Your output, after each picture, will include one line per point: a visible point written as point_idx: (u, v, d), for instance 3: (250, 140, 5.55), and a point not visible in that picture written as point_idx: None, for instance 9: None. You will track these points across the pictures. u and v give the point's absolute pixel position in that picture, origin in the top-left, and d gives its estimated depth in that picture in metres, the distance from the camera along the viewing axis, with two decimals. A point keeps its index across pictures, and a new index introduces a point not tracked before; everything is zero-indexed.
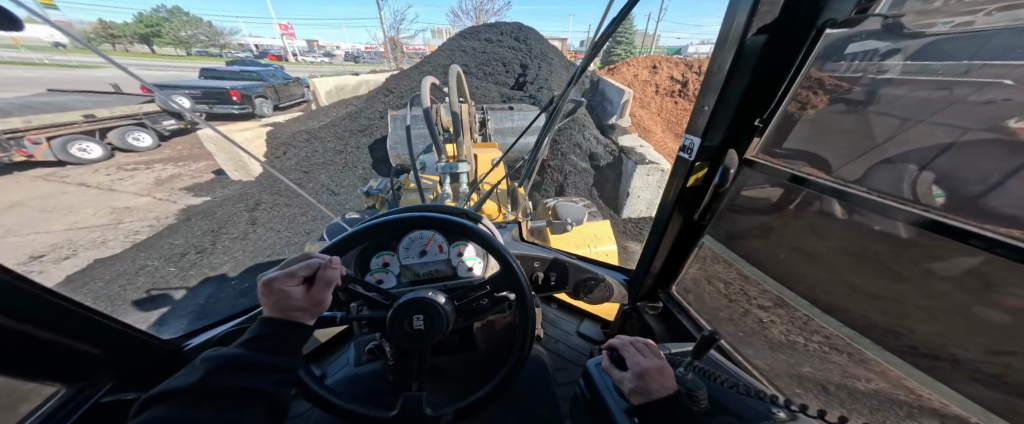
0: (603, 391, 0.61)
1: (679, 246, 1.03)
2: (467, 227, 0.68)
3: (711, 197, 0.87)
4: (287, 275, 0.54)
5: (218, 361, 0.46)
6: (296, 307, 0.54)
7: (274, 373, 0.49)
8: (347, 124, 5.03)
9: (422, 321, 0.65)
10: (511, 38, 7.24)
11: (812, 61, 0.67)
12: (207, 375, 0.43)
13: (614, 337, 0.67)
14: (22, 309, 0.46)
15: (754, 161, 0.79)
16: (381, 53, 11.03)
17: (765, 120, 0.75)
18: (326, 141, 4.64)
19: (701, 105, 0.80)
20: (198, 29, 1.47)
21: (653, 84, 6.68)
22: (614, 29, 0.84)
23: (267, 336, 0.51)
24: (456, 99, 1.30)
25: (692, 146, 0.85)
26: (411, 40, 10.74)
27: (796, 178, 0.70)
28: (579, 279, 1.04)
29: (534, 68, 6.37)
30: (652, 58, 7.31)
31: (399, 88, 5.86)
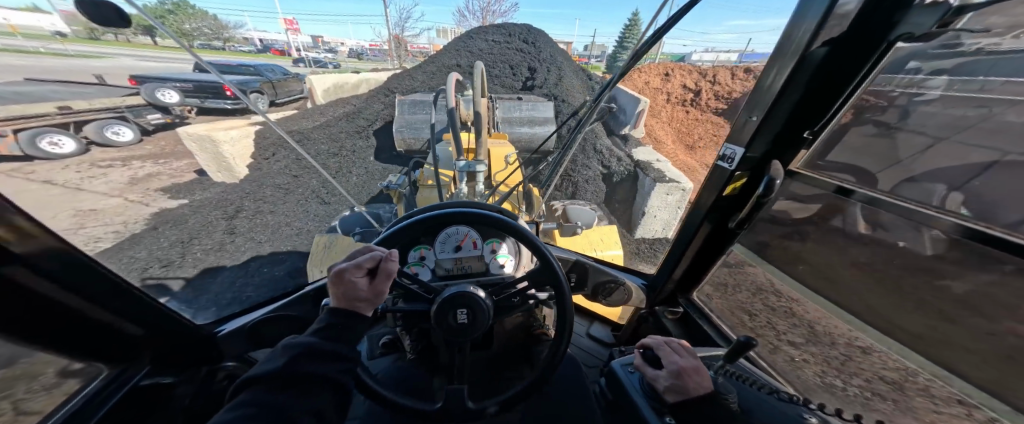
0: (630, 390, 0.63)
1: (705, 253, 1.01)
2: (508, 223, 0.69)
3: (752, 208, 0.81)
4: (355, 268, 0.54)
5: (297, 348, 0.47)
6: (360, 298, 0.54)
7: (344, 363, 0.50)
8: (350, 122, 5.00)
9: (466, 315, 0.66)
10: (518, 40, 7.27)
11: (876, 73, 0.65)
12: (288, 364, 0.45)
13: (647, 336, 0.67)
14: (81, 286, 0.48)
15: (798, 173, 0.78)
16: (385, 51, 10.98)
17: (815, 132, 0.73)
18: (331, 138, 4.63)
19: (748, 117, 0.80)
20: (205, 23, 1.46)
21: (666, 93, 6.61)
22: (646, 51, 0.88)
23: (333, 326, 0.51)
24: (478, 94, 1.30)
25: (732, 156, 0.84)
26: (415, 39, 10.76)
27: (842, 191, 0.71)
28: (599, 281, 1.03)
29: (542, 72, 6.39)
30: (664, 66, 7.17)
31: (401, 87, 5.85)
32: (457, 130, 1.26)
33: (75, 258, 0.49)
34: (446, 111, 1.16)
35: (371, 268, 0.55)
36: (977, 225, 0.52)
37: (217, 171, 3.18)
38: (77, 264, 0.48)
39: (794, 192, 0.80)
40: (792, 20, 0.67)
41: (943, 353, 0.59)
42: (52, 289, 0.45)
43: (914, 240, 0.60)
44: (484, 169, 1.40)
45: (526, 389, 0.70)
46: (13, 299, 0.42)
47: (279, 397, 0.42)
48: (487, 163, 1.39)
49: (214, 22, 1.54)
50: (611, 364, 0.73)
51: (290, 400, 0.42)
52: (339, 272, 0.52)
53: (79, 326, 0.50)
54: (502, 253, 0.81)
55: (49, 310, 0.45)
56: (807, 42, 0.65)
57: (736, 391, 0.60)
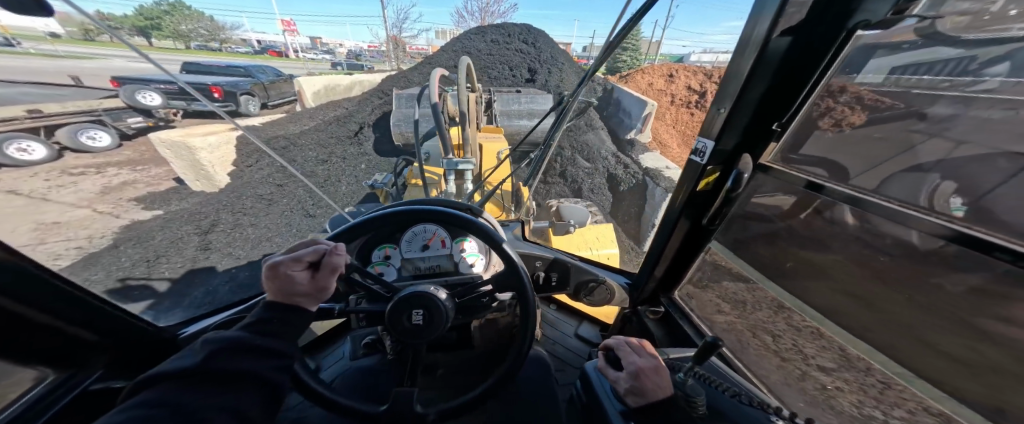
0: (601, 395, 0.62)
1: (685, 251, 1.02)
2: (470, 221, 0.68)
3: (722, 203, 0.86)
4: (293, 261, 0.55)
5: (220, 342, 0.45)
6: (298, 291, 0.55)
7: (274, 359, 0.48)
8: (348, 123, 4.97)
9: (421, 316, 0.65)
10: (518, 40, 7.27)
11: (836, 65, 0.64)
12: (206, 358, 0.42)
13: (609, 337, 0.67)
14: (25, 295, 0.46)
15: (769, 167, 0.77)
16: (384, 52, 10.97)
17: (784, 123, 0.73)
18: (328, 139, 4.60)
19: (717, 109, 0.79)
20: (200, 23, 1.46)
21: (669, 95, 6.53)
22: (621, 41, 0.88)
23: (268, 321, 0.51)
24: (463, 85, 1.27)
25: (705, 149, 0.84)
26: (413, 39, 10.74)
27: (812, 185, 0.70)
28: (580, 280, 1.03)
29: (542, 74, 6.40)
30: (670, 67, 7.05)
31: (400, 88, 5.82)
32: (444, 128, 1.26)
33: (23, 267, 0.46)
34: (430, 108, 1.16)
35: (311, 261, 0.57)
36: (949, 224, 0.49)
37: (194, 178, 2.56)
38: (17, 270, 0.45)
39: (766, 189, 0.80)
40: (751, 16, 0.67)
41: (913, 353, 0.58)
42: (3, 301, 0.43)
43: (882, 237, 0.60)
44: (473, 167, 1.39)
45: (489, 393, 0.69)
46: None
47: (193, 392, 0.39)
48: (475, 161, 1.38)
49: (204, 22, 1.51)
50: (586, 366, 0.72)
51: (205, 396, 0.39)
52: (274, 265, 0.53)
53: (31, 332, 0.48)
54: (472, 252, 0.79)
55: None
56: (767, 33, 0.65)
57: (704, 393, 0.58)
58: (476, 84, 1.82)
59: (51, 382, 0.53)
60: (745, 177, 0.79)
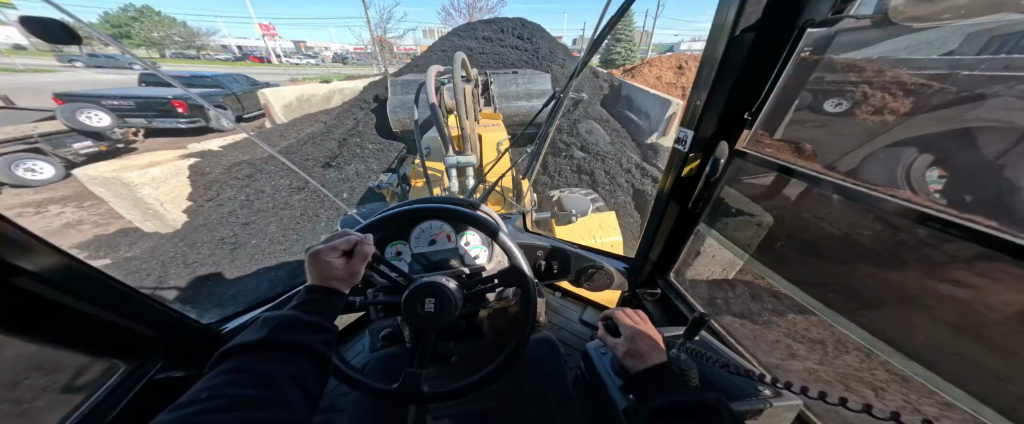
0: (602, 372, 0.68)
1: (675, 234, 1.10)
2: (472, 215, 0.75)
3: (705, 187, 0.94)
4: (331, 249, 0.64)
5: (279, 318, 0.54)
6: (337, 276, 0.64)
7: (321, 333, 0.56)
8: (349, 127, 4.95)
9: (434, 303, 0.71)
10: (514, 36, 7.26)
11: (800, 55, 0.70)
12: (271, 332, 0.51)
13: (611, 309, 0.72)
14: (93, 296, 0.59)
15: (744, 152, 0.84)
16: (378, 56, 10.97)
17: (754, 113, 0.80)
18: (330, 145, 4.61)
19: (693, 99, 0.86)
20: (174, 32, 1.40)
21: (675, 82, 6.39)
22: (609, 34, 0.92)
23: (311, 300, 0.60)
24: (459, 80, 1.30)
25: (685, 138, 0.90)
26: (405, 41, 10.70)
27: (785, 169, 0.74)
28: (581, 267, 1.09)
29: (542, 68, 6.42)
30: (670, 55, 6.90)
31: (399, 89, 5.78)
32: (443, 125, 1.29)
33: (73, 268, 0.57)
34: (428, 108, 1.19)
35: (345, 249, 0.65)
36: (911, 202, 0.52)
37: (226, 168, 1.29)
38: (82, 275, 0.58)
39: (747, 173, 0.85)
40: (717, 12, 0.73)
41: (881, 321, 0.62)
42: (63, 295, 0.55)
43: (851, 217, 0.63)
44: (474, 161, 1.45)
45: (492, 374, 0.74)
46: (32, 306, 0.51)
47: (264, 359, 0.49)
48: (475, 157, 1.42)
49: (184, 31, 1.47)
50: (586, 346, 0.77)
51: (277, 364, 0.49)
52: (315, 252, 0.63)
53: (93, 325, 0.60)
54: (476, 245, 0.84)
55: (69, 315, 0.56)
56: (732, 30, 0.71)
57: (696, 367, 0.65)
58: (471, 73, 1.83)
59: (125, 369, 0.68)
60: (722, 162, 0.86)
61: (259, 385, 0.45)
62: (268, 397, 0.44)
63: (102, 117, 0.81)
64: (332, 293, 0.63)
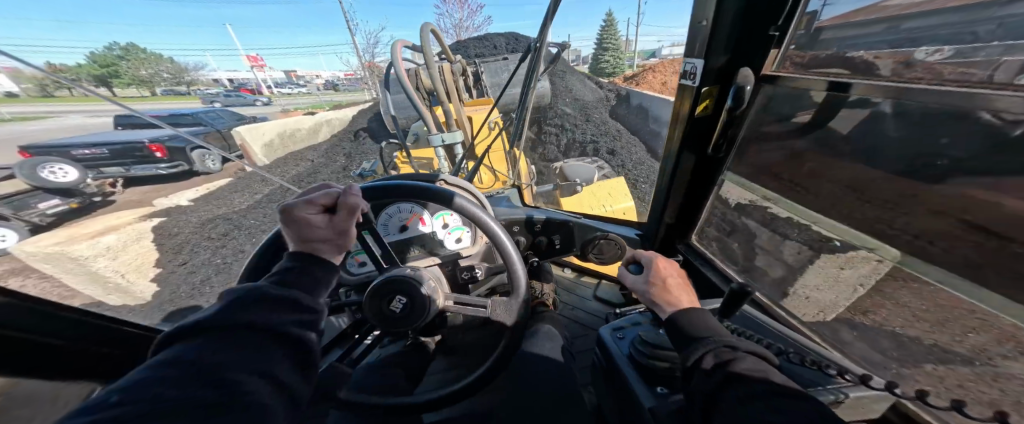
0: (619, 362, 0.67)
1: (696, 183, 1.13)
2: (422, 186, 0.87)
3: (724, 125, 0.94)
4: (307, 204, 0.64)
5: (242, 295, 0.50)
6: (319, 236, 0.65)
7: (292, 315, 0.53)
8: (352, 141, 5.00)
9: (402, 302, 0.84)
10: (504, 44, 7.48)
11: (792, 28, 0.74)
12: (228, 312, 0.47)
13: (638, 253, 0.74)
14: (62, 333, 0.59)
15: (777, 76, 0.80)
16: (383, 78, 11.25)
17: (781, 27, 0.75)
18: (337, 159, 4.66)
19: (697, 23, 0.84)
20: (158, 68, 1.40)
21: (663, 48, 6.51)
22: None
23: (291, 276, 0.58)
24: (430, 57, 1.40)
25: (694, 71, 0.89)
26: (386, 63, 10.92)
27: (838, 85, 0.67)
28: (587, 237, 1.23)
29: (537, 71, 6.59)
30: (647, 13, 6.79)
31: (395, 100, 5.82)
32: (414, 96, 1.40)
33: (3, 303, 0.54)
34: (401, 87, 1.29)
35: (326, 204, 0.66)
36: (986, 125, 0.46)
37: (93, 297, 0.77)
38: (11, 307, 0.55)
39: (783, 98, 0.81)
40: None
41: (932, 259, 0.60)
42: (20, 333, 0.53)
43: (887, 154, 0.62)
44: (459, 137, 1.54)
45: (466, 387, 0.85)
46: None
47: (211, 344, 0.43)
48: (459, 133, 1.52)
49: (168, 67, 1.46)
50: (602, 332, 0.77)
51: (232, 352, 0.43)
52: (290, 208, 0.63)
53: (66, 355, 0.58)
54: (455, 226, 1.04)
55: (56, 350, 0.57)
56: None
57: None
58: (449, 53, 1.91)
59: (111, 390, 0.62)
60: (746, 89, 0.82)
61: (202, 378, 0.39)
62: (212, 396, 0.38)
63: (68, 171, 0.90)
64: (313, 255, 0.64)
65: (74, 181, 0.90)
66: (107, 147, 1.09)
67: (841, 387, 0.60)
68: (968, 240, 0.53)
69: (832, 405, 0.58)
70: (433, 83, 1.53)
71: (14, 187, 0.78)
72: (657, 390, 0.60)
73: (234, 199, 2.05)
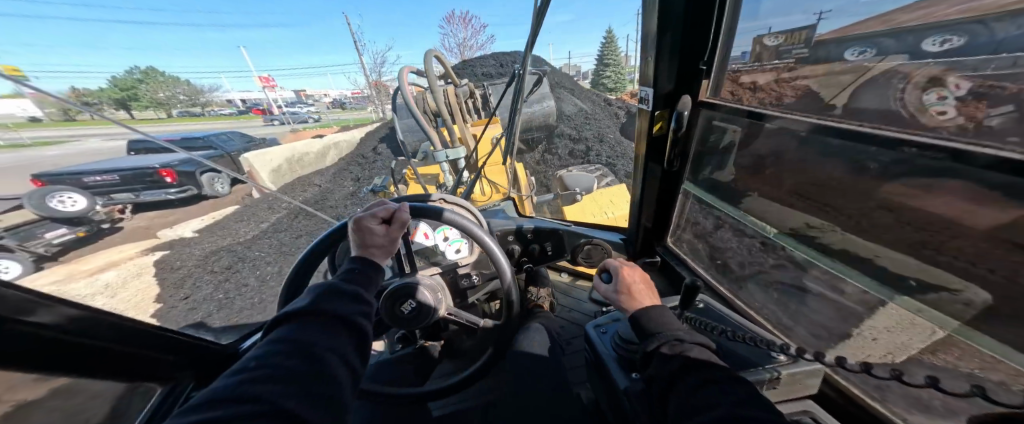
0: (607, 358, 0.70)
1: (664, 194, 1.22)
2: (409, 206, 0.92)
3: (672, 144, 1.06)
4: (371, 217, 0.73)
5: (324, 288, 0.59)
6: (376, 243, 0.73)
7: (361, 305, 0.60)
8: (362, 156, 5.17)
9: (411, 304, 0.94)
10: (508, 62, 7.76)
11: (716, 62, 0.90)
12: (316, 301, 0.56)
13: (608, 261, 0.77)
14: (138, 343, 0.68)
15: (710, 102, 0.94)
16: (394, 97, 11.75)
17: (707, 62, 0.90)
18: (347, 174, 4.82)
19: (643, 57, 0.97)
20: (176, 90, 1.53)
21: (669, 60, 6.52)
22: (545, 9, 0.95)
23: (356, 272, 0.66)
24: (433, 78, 1.49)
25: (647, 96, 1.00)
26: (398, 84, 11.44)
27: (756, 115, 0.81)
28: (575, 244, 1.31)
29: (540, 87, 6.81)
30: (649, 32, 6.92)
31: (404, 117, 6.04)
32: (421, 119, 1.49)
33: (97, 319, 0.61)
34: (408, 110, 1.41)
35: (384, 217, 0.74)
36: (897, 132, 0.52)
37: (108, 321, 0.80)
38: (89, 320, 0.59)
39: (724, 117, 0.91)
40: None
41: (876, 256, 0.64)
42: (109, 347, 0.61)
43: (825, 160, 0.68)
44: (461, 153, 1.66)
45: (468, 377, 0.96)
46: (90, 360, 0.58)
47: (304, 326, 0.52)
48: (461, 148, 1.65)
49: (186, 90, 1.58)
50: (586, 330, 0.80)
51: (320, 335, 0.52)
52: (359, 219, 0.72)
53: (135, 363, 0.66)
54: (455, 238, 1.10)
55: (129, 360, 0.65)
56: None
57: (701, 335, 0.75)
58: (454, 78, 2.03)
59: (162, 392, 0.73)
60: (685, 114, 0.97)
61: (302, 355, 0.48)
62: (310, 370, 0.46)
63: (76, 200, 0.90)
64: (371, 260, 0.71)
65: (83, 209, 0.90)
66: (116, 173, 1.08)
67: (777, 366, 0.66)
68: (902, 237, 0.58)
69: (765, 383, 0.63)
70: (438, 106, 1.62)
71: (21, 217, 0.80)
72: (630, 375, 0.65)
73: (229, 232, 2.04)
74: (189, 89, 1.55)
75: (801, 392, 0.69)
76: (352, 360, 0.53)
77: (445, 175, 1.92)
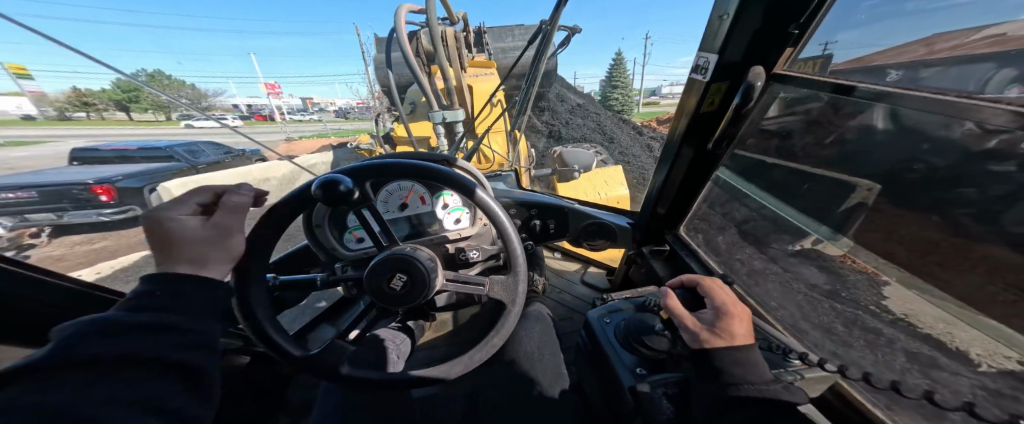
0: (608, 347, 0.88)
1: (692, 176, 1.22)
2: (440, 172, 0.90)
3: (730, 122, 0.98)
4: (175, 208, 0.69)
5: (91, 325, 0.49)
6: (194, 238, 0.68)
7: (175, 338, 0.53)
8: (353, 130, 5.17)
9: (402, 279, 0.91)
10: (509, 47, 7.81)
11: (813, 26, 0.78)
12: (74, 345, 0.46)
13: (697, 280, 0.78)
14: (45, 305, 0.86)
15: (783, 75, 0.86)
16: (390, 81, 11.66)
17: (802, 26, 0.79)
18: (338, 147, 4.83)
19: (720, 15, 0.87)
20: (182, 92, 1.32)
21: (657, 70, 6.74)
22: None
23: (152, 295, 0.57)
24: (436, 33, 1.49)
25: (708, 64, 0.95)
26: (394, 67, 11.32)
27: (839, 89, 0.71)
28: (580, 224, 1.40)
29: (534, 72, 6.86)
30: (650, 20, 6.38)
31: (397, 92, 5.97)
32: (418, 73, 1.55)
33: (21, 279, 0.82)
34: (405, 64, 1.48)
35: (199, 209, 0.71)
36: (936, 136, 0.56)
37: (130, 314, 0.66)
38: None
39: (780, 97, 0.88)
40: None
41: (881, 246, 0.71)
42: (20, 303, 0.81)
43: (845, 149, 0.74)
44: (458, 116, 1.84)
45: (466, 363, 0.96)
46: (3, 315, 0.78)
47: (57, 384, 0.42)
48: (460, 111, 1.79)
49: (191, 92, 1.38)
50: (592, 316, 1.00)
51: (108, 387, 0.44)
52: (154, 212, 0.67)
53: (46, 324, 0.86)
54: (455, 207, 1.13)
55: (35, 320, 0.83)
56: None
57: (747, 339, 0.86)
58: (453, 17, 2.05)
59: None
60: (757, 86, 0.87)
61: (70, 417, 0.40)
62: None
63: None
64: (192, 266, 0.65)
65: None
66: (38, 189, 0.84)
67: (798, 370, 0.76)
68: (903, 233, 0.65)
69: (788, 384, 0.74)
70: (435, 49, 1.61)
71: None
72: (635, 371, 0.80)
73: None
74: (196, 93, 1.38)
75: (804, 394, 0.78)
76: (172, 399, 0.47)
77: (439, 137, 1.93)
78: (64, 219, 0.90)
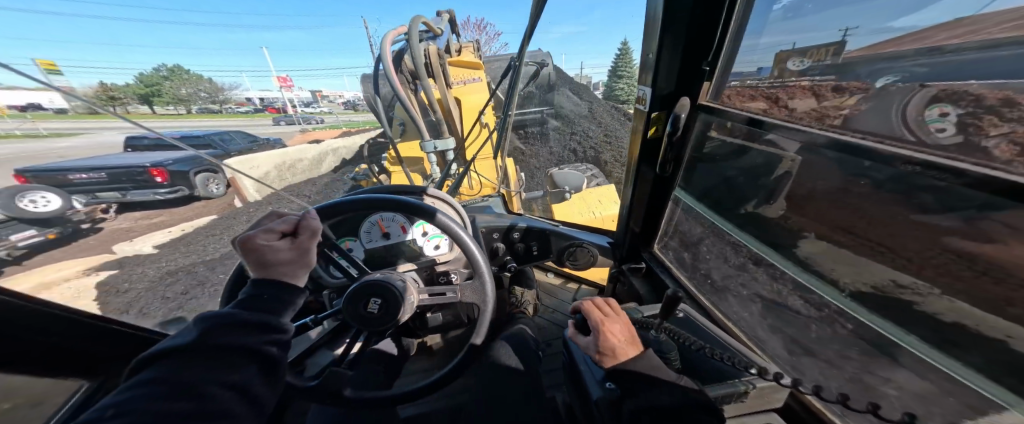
0: (580, 363, 0.82)
1: (653, 197, 1.26)
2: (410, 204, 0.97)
3: (668, 146, 1.06)
4: (266, 233, 0.65)
5: (217, 317, 0.54)
6: (282, 259, 0.65)
7: (272, 334, 0.58)
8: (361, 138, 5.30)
9: (378, 303, 0.95)
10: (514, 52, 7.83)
11: (720, 63, 0.90)
12: (201, 331, 0.51)
13: (578, 303, 0.81)
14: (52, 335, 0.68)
15: (709, 104, 0.95)
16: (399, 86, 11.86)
17: (710, 63, 0.91)
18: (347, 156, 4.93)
19: (646, 55, 0.96)
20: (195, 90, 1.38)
21: None
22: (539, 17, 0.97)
23: (257, 296, 0.60)
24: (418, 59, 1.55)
25: (644, 95, 1.02)
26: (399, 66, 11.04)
27: (753, 123, 0.81)
28: (561, 247, 1.41)
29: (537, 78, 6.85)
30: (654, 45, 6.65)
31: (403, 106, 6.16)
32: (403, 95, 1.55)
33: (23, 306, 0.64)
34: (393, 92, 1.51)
35: (285, 231, 0.68)
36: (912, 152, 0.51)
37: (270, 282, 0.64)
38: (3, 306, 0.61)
39: (718, 127, 0.94)
40: None
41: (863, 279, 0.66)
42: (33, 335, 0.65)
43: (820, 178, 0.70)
44: (448, 145, 1.82)
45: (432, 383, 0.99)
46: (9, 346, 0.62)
47: (174, 366, 0.47)
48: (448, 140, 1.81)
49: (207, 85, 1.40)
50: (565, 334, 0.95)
51: (206, 368, 0.48)
52: (249, 239, 0.63)
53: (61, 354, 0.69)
54: (435, 233, 1.15)
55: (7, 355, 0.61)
56: None
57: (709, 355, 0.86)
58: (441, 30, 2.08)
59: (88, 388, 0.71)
60: (683, 117, 0.98)
61: (184, 394, 0.45)
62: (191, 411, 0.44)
63: (50, 200, 0.80)
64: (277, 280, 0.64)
65: (56, 211, 0.81)
66: (105, 171, 0.98)
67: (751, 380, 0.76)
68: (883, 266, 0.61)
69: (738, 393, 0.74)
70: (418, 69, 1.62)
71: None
72: (605, 384, 0.73)
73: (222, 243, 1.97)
74: (211, 86, 1.40)
75: (764, 405, 0.76)
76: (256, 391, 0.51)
77: (432, 165, 1.99)
78: (129, 198, 1.03)
